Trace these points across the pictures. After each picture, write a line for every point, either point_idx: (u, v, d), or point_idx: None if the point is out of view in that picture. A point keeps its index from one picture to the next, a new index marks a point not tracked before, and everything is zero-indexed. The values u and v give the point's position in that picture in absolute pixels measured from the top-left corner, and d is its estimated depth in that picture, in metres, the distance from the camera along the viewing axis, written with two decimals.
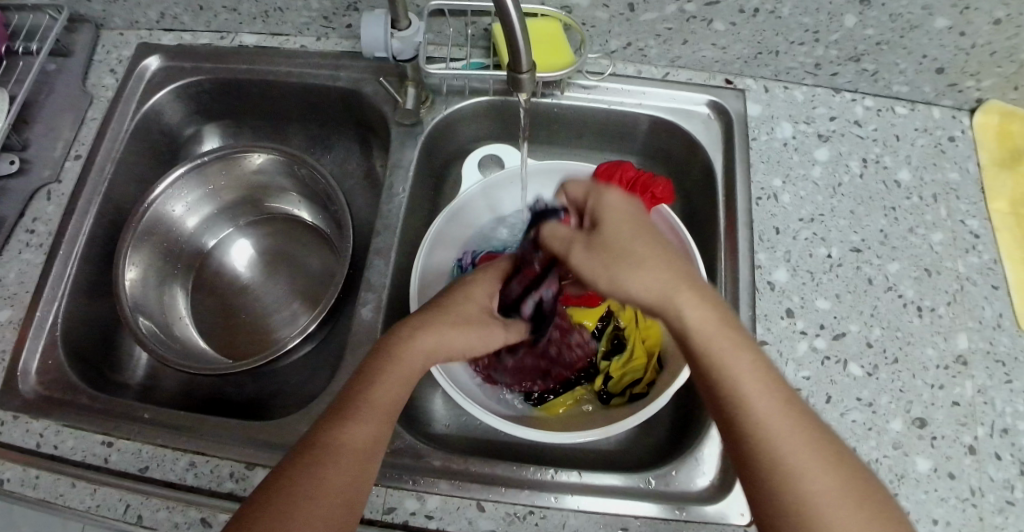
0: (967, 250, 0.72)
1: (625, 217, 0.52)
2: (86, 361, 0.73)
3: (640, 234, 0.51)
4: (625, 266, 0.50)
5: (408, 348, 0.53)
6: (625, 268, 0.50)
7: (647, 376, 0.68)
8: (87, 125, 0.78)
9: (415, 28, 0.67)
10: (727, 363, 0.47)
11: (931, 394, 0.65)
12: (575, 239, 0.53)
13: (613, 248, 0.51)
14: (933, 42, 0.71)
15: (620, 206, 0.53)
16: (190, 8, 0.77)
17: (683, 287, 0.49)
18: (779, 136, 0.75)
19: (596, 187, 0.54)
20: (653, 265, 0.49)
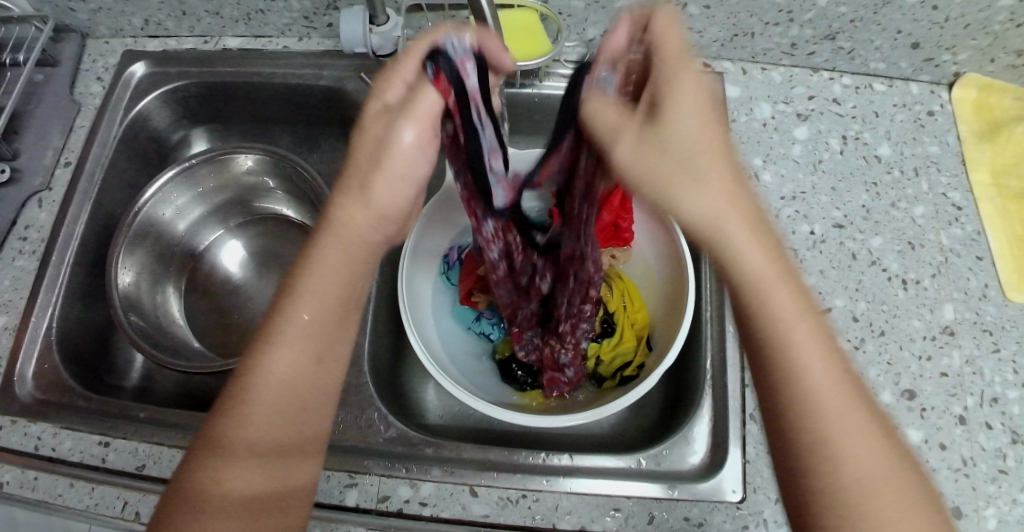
0: (950, 223, 0.73)
1: (689, 111, 0.42)
2: (83, 365, 0.74)
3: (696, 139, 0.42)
4: (676, 173, 0.42)
5: (266, 376, 0.50)
6: (676, 178, 0.42)
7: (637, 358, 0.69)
8: (76, 132, 0.79)
9: (393, 23, 0.69)
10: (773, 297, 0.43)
11: (919, 366, 0.67)
12: (624, 124, 0.44)
13: (669, 146, 0.42)
14: (907, 17, 0.71)
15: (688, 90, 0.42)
16: (173, 13, 0.79)
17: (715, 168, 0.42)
18: (757, 117, 0.75)
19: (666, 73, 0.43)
20: (707, 176, 0.42)
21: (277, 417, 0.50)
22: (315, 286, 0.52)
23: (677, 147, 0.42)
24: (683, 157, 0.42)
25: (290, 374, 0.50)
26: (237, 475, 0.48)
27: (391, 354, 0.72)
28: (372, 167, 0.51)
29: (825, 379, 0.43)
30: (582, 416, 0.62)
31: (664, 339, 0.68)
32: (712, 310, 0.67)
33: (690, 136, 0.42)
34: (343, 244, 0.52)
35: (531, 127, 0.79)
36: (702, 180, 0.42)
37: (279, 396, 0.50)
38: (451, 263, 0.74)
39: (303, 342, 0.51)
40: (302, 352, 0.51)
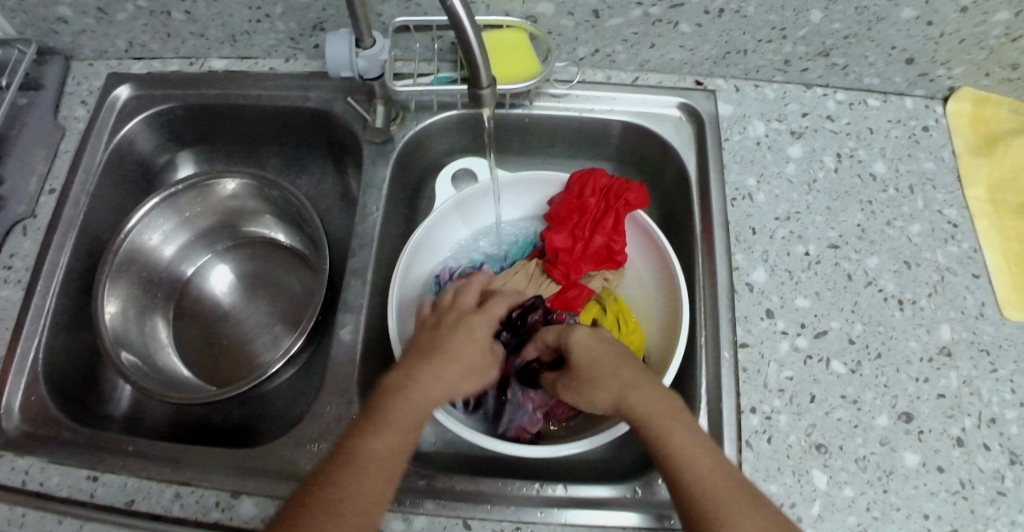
0: (946, 240, 0.72)
1: (599, 353, 0.60)
2: (70, 396, 0.72)
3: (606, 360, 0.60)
4: (595, 377, 0.59)
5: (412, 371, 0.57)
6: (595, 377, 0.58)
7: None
8: (60, 158, 0.78)
9: (379, 46, 0.67)
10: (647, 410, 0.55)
11: (916, 388, 0.66)
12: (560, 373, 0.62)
13: (585, 366, 0.60)
14: (901, 33, 0.71)
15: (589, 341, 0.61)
16: (157, 35, 0.77)
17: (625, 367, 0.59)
18: (751, 135, 0.74)
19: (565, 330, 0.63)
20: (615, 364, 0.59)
21: (391, 466, 0.52)
22: (410, 386, 0.56)
23: (597, 365, 0.59)
24: (588, 365, 0.60)
25: (398, 431, 0.53)
26: (383, 439, 0.52)
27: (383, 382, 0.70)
28: (452, 337, 0.61)
29: (694, 459, 0.52)
30: (575, 446, 0.61)
31: (661, 359, 0.68)
32: (707, 333, 0.67)
33: (614, 373, 0.58)
34: (431, 387, 0.57)
35: (521, 147, 0.81)
36: (614, 366, 0.59)
37: (390, 452, 0.52)
38: (442, 284, 0.73)
39: (406, 409, 0.55)
40: (401, 426, 0.54)
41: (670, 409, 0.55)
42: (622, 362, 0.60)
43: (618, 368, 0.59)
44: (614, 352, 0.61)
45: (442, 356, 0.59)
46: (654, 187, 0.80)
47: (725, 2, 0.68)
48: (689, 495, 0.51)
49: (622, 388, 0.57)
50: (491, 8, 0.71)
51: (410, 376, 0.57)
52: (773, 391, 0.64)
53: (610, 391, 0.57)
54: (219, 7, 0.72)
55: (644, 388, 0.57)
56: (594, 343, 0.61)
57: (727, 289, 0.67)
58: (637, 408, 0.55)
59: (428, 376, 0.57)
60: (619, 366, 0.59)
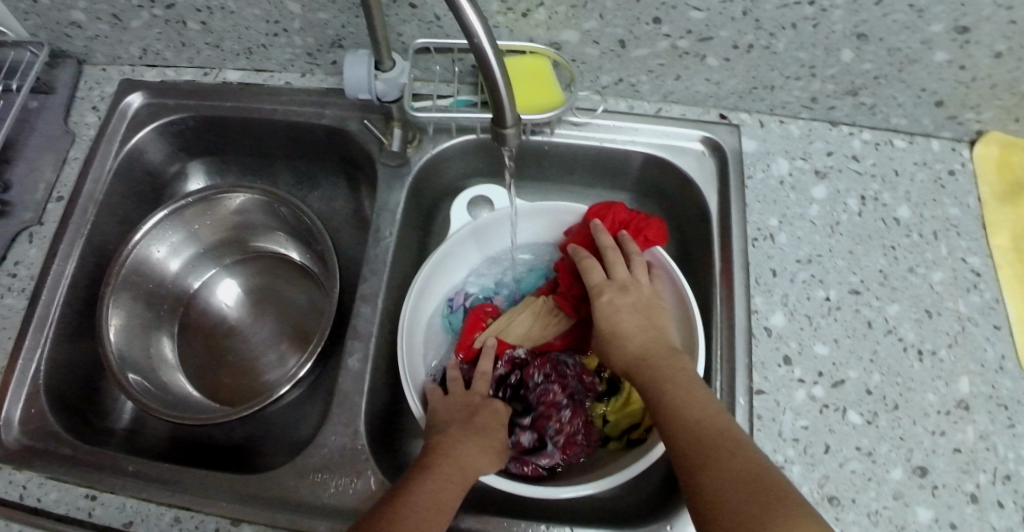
0: (968, 289, 0.71)
1: (626, 309, 0.63)
2: (70, 408, 0.71)
3: (631, 315, 0.62)
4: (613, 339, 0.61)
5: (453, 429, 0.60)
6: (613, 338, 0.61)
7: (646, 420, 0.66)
8: (69, 165, 0.77)
9: (399, 68, 0.66)
10: (648, 366, 0.58)
11: (933, 442, 0.64)
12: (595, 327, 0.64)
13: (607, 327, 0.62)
14: (932, 76, 0.69)
15: (619, 301, 0.63)
16: (172, 44, 0.76)
17: (642, 332, 0.61)
18: (775, 174, 0.74)
19: (602, 285, 0.65)
20: (634, 326, 0.61)
21: (443, 509, 0.53)
22: (451, 453, 0.58)
23: (624, 323, 0.62)
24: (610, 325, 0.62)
25: (446, 484, 0.55)
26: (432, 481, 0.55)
27: (389, 411, 0.69)
28: (484, 414, 0.63)
29: (689, 407, 0.53)
30: (581, 489, 0.60)
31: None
32: (722, 377, 0.66)
33: (635, 333, 0.61)
34: (472, 459, 0.58)
35: (538, 174, 0.80)
36: (634, 327, 0.61)
37: (439, 496, 0.54)
38: (454, 308, 0.74)
39: (450, 466, 0.56)
40: (446, 474, 0.56)
41: (676, 372, 0.57)
42: (647, 326, 0.62)
43: (641, 330, 0.61)
44: (646, 301, 0.64)
45: (478, 431, 0.60)
46: (674, 220, 0.79)
47: (755, 38, 0.66)
48: (677, 436, 0.52)
49: (638, 349, 0.60)
50: (514, 33, 0.69)
51: (452, 447, 0.58)
52: (787, 440, 0.63)
53: (628, 352, 0.60)
54: (236, 19, 0.70)
55: (652, 357, 0.59)
56: (626, 301, 0.63)
57: (744, 333, 0.66)
58: (645, 371, 0.58)
59: (468, 447, 0.59)
60: (640, 326, 0.61)
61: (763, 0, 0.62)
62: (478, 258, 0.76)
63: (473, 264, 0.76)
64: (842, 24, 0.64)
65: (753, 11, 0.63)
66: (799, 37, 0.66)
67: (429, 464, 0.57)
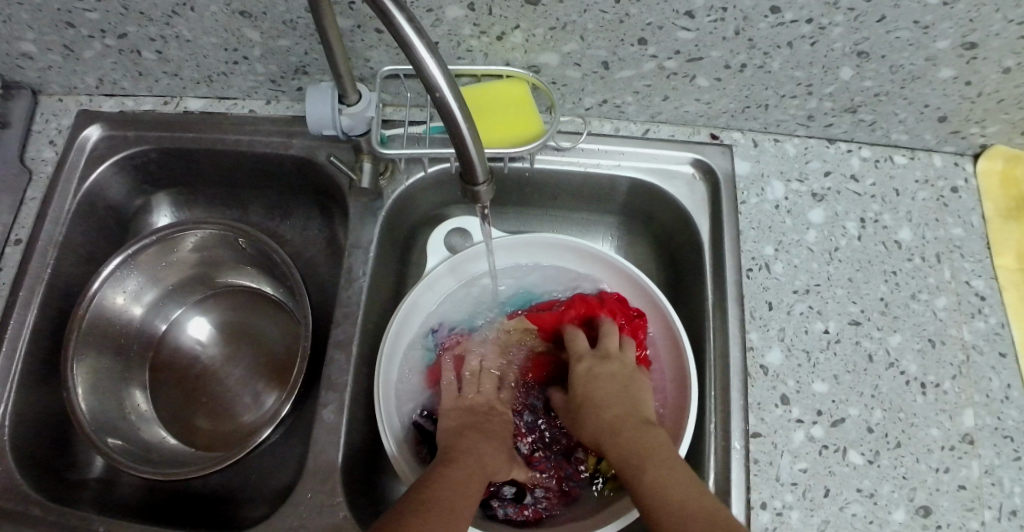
0: (973, 314, 0.67)
1: (610, 380, 0.62)
2: (38, 464, 0.67)
3: (610, 380, 0.62)
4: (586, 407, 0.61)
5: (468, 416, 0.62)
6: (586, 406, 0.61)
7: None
8: (26, 206, 0.73)
9: (365, 101, 0.62)
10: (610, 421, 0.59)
11: (936, 479, 0.61)
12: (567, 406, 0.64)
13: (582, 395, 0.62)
14: (936, 91, 0.65)
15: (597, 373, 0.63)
16: (129, 73, 0.71)
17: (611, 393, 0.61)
18: (769, 198, 0.70)
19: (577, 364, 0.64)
20: (603, 385, 0.62)
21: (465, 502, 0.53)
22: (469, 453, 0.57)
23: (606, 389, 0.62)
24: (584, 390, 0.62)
25: (464, 480, 0.54)
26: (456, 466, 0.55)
27: (367, 459, 0.66)
28: (493, 422, 0.62)
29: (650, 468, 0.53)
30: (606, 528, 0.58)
31: (669, 432, 0.63)
32: (716, 421, 0.63)
33: (613, 404, 0.60)
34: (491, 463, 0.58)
35: (520, 199, 0.77)
36: (608, 391, 0.61)
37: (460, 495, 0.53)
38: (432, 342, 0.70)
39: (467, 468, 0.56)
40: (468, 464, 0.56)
41: (644, 433, 0.57)
42: (625, 391, 0.61)
43: (618, 395, 0.61)
44: (624, 375, 0.63)
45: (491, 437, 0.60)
46: (665, 246, 0.76)
47: (748, 58, 0.62)
48: (656, 509, 0.51)
49: (613, 414, 0.60)
50: (489, 57, 0.65)
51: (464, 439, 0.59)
52: (785, 485, 0.59)
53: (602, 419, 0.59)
54: (193, 48, 0.66)
55: (620, 427, 0.58)
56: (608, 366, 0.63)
57: (740, 372, 0.63)
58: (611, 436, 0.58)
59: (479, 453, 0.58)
60: (619, 395, 0.61)
61: (757, 19, 0.57)
62: (454, 284, 0.72)
63: (449, 291, 0.72)
64: (842, 42, 0.60)
65: (747, 31, 0.59)
66: (795, 56, 0.61)
67: (446, 466, 0.56)
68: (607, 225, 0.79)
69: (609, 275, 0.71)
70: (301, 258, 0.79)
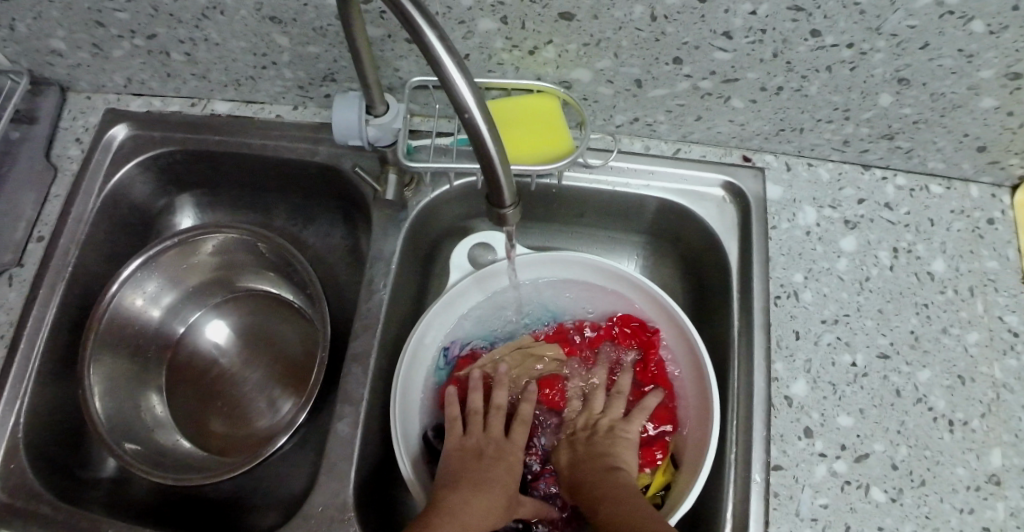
0: (1004, 351, 0.65)
1: (589, 434, 0.63)
2: (55, 463, 0.67)
3: (591, 435, 0.63)
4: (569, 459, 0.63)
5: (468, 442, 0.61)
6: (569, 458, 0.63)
7: (658, 480, 0.63)
8: (51, 203, 0.73)
9: (393, 113, 0.61)
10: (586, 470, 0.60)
11: (961, 521, 0.59)
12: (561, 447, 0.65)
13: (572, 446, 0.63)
14: (977, 121, 0.63)
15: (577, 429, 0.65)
16: (157, 75, 0.71)
17: (590, 443, 0.62)
18: (801, 224, 0.69)
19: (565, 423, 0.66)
20: (584, 439, 0.63)
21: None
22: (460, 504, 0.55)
23: (581, 454, 0.62)
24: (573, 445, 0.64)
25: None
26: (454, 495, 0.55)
27: (380, 472, 0.65)
28: (496, 467, 0.59)
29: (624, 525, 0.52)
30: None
31: (689, 460, 0.62)
32: (736, 451, 0.61)
33: (591, 454, 0.61)
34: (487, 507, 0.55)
35: (545, 214, 0.76)
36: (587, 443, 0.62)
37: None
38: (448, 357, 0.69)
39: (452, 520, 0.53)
40: (468, 494, 0.56)
41: (610, 487, 0.57)
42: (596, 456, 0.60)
43: (590, 459, 0.60)
44: (597, 436, 0.63)
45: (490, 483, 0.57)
46: (691, 267, 0.75)
47: (785, 81, 0.60)
48: None
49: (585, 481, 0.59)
50: (520, 71, 0.64)
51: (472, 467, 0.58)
52: (805, 520, 0.58)
53: (583, 469, 0.60)
54: (222, 51, 0.65)
55: (595, 473, 0.59)
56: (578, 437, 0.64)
57: (763, 403, 0.62)
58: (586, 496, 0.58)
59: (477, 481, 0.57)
60: (596, 456, 0.60)
61: (796, 43, 0.56)
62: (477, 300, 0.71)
63: (471, 305, 0.71)
64: (882, 68, 0.58)
65: (785, 53, 0.57)
66: (833, 80, 0.60)
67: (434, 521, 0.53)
68: (634, 244, 0.78)
69: (633, 295, 0.70)
70: (321, 264, 0.78)
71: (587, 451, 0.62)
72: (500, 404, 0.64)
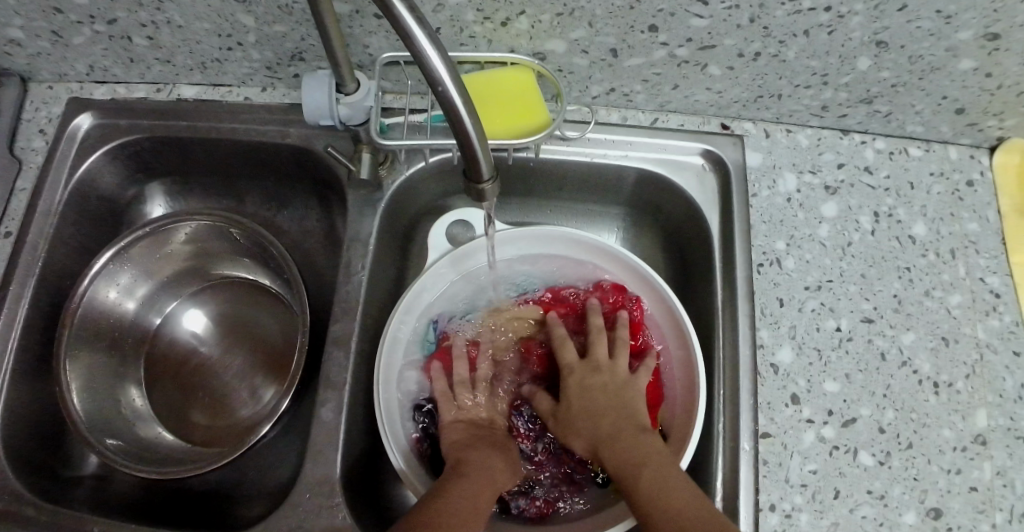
0: (987, 312, 0.65)
1: (600, 384, 0.60)
2: (33, 463, 0.66)
3: (600, 385, 0.60)
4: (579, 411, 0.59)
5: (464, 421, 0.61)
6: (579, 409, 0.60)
7: None
8: (17, 196, 0.71)
9: (365, 90, 0.60)
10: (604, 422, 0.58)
11: (948, 481, 0.59)
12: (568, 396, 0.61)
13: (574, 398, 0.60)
14: (955, 83, 0.62)
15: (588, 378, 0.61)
16: (120, 60, 0.69)
17: (603, 392, 0.60)
18: (781, 191, 0.68)
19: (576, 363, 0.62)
20: (594, 388, 0.60)
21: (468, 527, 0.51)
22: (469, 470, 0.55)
23: (589, 403, 0.59)
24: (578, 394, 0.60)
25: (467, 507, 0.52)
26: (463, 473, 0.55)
27: (366, 456, 0.64)
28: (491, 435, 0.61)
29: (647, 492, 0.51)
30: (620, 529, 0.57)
31: (678, 430, 0.62)
32: (724, 421, 0.61)
33: (605, 408, 0.59)
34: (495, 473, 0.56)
35: (523, 190, 0.75)
36: (600, 391, 0.60)
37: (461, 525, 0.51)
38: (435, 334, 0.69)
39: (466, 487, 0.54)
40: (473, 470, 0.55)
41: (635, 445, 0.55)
42: (613, 407, 0.58)
43: (601, 410, 0.59)
44: (614, 386, 0.60)
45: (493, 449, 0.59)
46: (673, 238, 0.74)
47: (762, 46, 0.59)
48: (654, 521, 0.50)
49: (605, 432, 0.57)
50: (493, 43, 0.62)
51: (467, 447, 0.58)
52: (794, 487, 0.58)
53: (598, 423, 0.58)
54: (185, 34, 0.63)
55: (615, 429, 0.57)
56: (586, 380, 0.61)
57: (750, 371, 0.61)
58: (611, 452, 0.56)
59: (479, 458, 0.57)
60: (610, 403, 0.59)
61: (773, 7, 0.55)
62: (456, 277, 0.70)
63: (450, 283, 0.70)
64: (860, 31, 0.57)
65: (762, 18, 0.56)
66: (811, 45, 0.59)
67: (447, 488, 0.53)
68: (613, 216, 0.77)
69: (616, 269, 0.69)
70: (298, 249, 0.77)
71: (597, 399, 0.59)
72: (482, 375, 0.65)
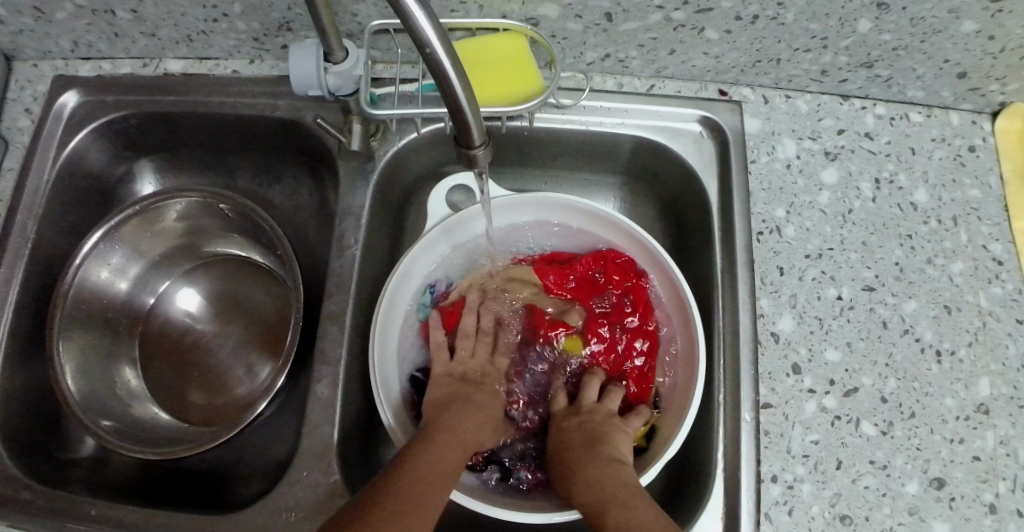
0: (989, 280, 0.64)
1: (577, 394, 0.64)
2: (26, 447, 0.65)
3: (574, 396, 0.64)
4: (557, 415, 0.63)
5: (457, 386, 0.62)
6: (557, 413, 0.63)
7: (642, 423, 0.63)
8: (4, 177, 0.69)
9: (354, 59, 0.58)
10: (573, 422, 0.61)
11: (950, 450, 0.58)
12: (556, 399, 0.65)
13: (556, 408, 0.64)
14: (957, 46, 0.61)
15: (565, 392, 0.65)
16: (104, 35, 0.68)
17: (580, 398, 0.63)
18: (781, 156, 0.67)
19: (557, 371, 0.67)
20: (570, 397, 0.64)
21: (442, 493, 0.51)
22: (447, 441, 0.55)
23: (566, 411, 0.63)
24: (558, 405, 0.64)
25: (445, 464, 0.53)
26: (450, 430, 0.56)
27: (364, 432, 0.64)
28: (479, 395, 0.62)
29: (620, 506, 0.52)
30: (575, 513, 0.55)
31: (675, 403, 0.62)
32: (725, 391, 0.61)
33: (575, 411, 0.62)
34: (468, 438, 0.57)
35: (519, 159, 0.74)
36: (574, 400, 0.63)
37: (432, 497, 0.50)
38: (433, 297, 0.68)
39: (439, 457, 0.53)
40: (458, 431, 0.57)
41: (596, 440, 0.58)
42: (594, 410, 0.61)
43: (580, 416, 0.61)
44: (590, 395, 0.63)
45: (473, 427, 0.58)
46: (672, 207, 0.73)
47: (761, 9, 0.58)
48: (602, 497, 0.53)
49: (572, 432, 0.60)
50: (485, 9, 0.61)
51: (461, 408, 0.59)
52: (796, 457, 0.57)
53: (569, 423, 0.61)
54: (169, 6, 0.62)
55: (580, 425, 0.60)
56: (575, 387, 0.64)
57: (750, 340, 0.61)
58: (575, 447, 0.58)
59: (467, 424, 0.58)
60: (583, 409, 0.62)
61: None
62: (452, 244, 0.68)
63: (444, 250, 0.68)
64: None
65: None
66: (811, 7, 0.57)
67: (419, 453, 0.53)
68: (610, 185, 0.76)
69: (615, 237, 0.68)
70: (291, 225, 0.76)
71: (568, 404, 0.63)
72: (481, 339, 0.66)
